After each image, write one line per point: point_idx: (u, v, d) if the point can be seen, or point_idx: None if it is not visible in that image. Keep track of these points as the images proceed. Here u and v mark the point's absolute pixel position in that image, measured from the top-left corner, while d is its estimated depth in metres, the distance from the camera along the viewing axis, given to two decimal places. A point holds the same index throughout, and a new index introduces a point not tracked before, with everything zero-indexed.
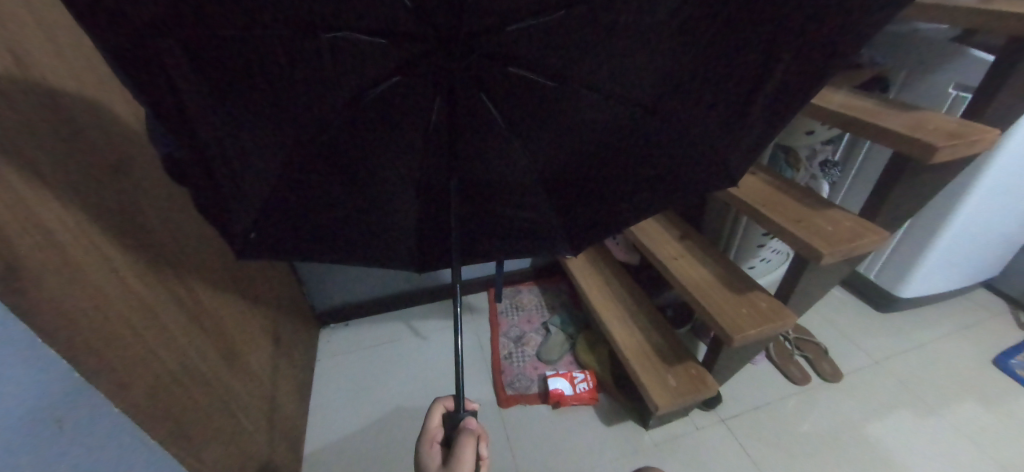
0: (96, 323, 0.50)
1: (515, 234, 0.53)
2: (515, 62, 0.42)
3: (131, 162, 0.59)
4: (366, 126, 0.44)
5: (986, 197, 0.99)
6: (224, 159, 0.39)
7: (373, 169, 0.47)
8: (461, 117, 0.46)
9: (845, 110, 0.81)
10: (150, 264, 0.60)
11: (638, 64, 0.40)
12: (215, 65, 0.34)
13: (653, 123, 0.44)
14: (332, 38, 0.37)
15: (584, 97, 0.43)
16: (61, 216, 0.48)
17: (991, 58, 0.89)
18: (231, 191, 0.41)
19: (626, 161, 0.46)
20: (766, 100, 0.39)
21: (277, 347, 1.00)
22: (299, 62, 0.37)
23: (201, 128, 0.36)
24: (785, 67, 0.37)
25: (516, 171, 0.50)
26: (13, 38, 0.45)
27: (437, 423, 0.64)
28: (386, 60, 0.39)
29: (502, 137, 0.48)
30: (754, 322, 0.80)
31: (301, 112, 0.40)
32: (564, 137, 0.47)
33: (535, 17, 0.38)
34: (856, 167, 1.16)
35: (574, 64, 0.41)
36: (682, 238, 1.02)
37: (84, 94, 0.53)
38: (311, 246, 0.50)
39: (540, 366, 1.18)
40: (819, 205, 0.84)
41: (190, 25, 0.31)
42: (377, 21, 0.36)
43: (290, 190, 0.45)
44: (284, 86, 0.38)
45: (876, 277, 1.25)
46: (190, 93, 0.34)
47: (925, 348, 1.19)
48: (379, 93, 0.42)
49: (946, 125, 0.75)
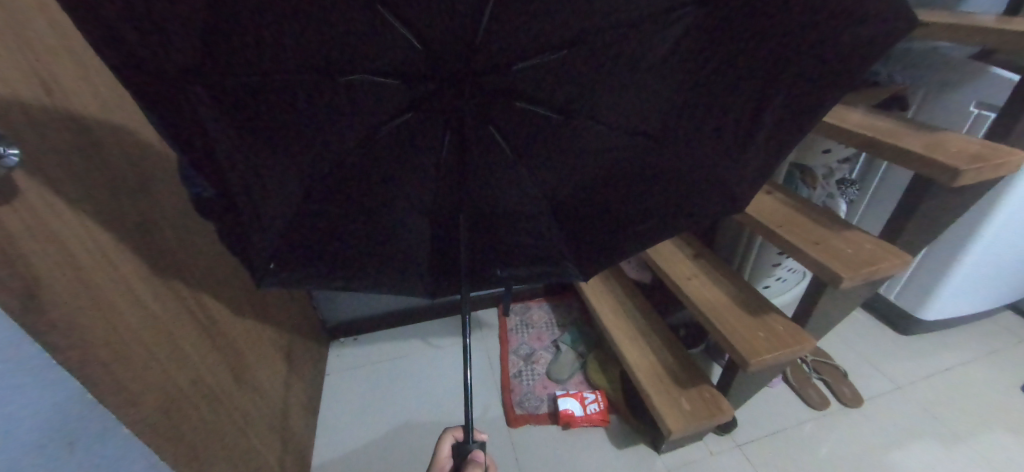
0: (110, 341, 0.50)
1: (525, 264, 0.52)
2: (521, 98, 0.43)
3: (149, 181, 0.60)
4: (382, 159, 0.46)
5: (1011, 218, 0.96)
6: (251, 192, 0.40)
7: (386, 199, 0.48)
8: (471, 148, 0.47)
9: (861, 130, 0.79)
10: (164, 282, 0.61)
11: (642, 98, 0.41)
12: (245, 106, 0.36)
13: (661, 158, 0.44)
14: (349, 79, 0.39)
15: (589, 130, 0.44)
16: (82, 237, 0.48)
17: (1015, 77, 0.86)
18: (252, 225, 0.42)
19: (633, 192, 0.46)
20: (781, 119, 0.39)
21: (288, 361, 1.00)
22: (320, 101, 0.39)
23: (231, 170, 0.38)
24: (799, 90, 0.37)
25: (526, 201, 0.50)
26: (39, 63, 0.46)
27: (447, 453, 0.64)
28: (398, 99, 0.42)
29: (512, 169, 0.48)
30: (771, 346, 0.78)
31: (323, 146, 0.42)
32: (572, 169, 0.48)
33: (534, 57, 0.40)
34: (874, 185, 1.14)
35: (578, 99, 0.43)
36: (696, 257, 1.01)
37: (108, 116, 0.54)
38: (329, 275, 0.49)
39: (549, 385, 1.17)
40: (837, 226, 0.83)
41: (218, 76, 0.33)
42: (391, 60, 0.38)
43: (308, 220, 0.46)
44: (304, 125, 0.40)
45: (897, 298, 1.22)
46: (220, 137, 0.36)
47: (950, 374, 1.15)
48: (394, 127, 0.45)
49: (970, 147, 0.73)
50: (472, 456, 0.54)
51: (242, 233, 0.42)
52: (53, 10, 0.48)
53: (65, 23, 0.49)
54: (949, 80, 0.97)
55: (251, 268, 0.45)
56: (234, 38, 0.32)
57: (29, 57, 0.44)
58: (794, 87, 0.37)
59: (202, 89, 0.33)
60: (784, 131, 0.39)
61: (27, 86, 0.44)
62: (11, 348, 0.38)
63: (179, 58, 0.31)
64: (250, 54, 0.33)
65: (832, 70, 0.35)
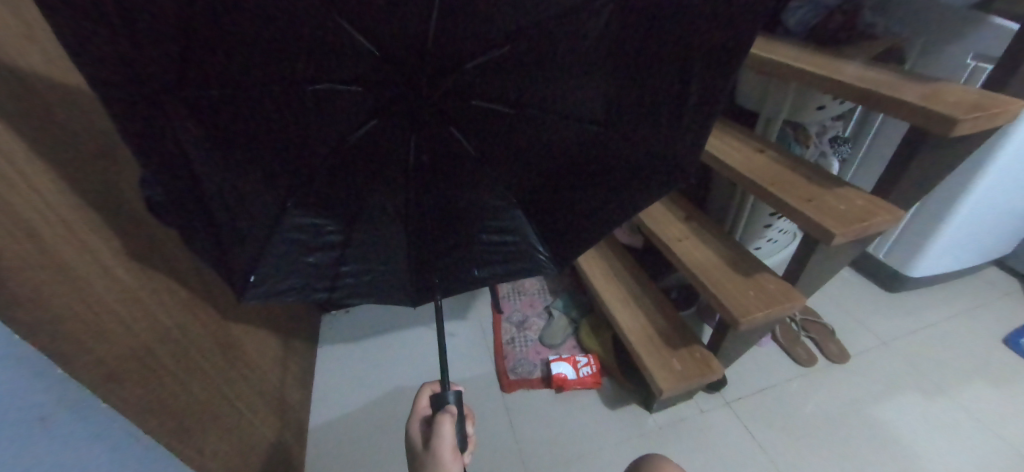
0: (80, 315, 0.48)
1: (498, 261, 0.60)
2: (473, 96, 0.51)
3: (113, 146, 0.56)
4: (354, 164, 0.51)
5: (1001, 174, 0.95)
6: (229, 205, 0.44)
7: (363, 202, 0.54)
8: (435, 150, 0.54)
9: (858, 83, 0.77)
10: (139, 256, 0.58)
11: (579, 89, 0.48)
12: (220, 122, 0.40)
13: (608, 145, 0.51)
14: (315, 87, 0.45)
15: (540, 122, 0.51)
16: (42, 208, 0.45)
17: (1014, 26, 0.84)
18: (230, 242, 0.46)
19: (585, 183, 0.54)
20: (709, 86, 0.41)
21: (277, 334, 0.99)
22: (292, 108, 0.44)
23: (205, 185, 0.41)
24: (726, 40, 0.38)
25: (490, 196, 0.57)
26: None
27: (425, 404, 0.64)
28: (364, 104, 0.49)
29: (474, 168, 0.55)
30: (762, 304, 0.78)
31: (299, 154, 0.47)
32: (529, 163, 0.55)
33: (478, 57, 0.47)
34: (866, 143, 1.12)
35: (523, 98, 0.50)
36: (687, 219, 1.00)
37: (59, 72, 0.49)
38: (311, 286, 0.55)
39: (542, 351, 1.17)
40: (830, 183, 0.81)
41: (184, 89, 0.36)
42: (353, 68, 0.46)
43: (285, 233, 0.51)
44: (274, 134, 0.44)
45: (886, 257, 1.22)
46: (196, 155, 0.39)
47: (935, 329, 1.17)
48: (361, 133, 0.51)
49: (966, 97, 0.71)
50: (448, 405, 0.55)
51: (222, 250, 0.46)
52: None
53: None
54: (947, 30, 0.94)
55: (232, 281, 0.49)
56: (206, 51, 0.36)
57: None
58: (713, 46, 0.39)
59: (177, 97, 0.36)
60: (715, 88, 0.41)
61: None
62: None
63: (154, 72, 0.33)
64: (216, 66, 0.37)
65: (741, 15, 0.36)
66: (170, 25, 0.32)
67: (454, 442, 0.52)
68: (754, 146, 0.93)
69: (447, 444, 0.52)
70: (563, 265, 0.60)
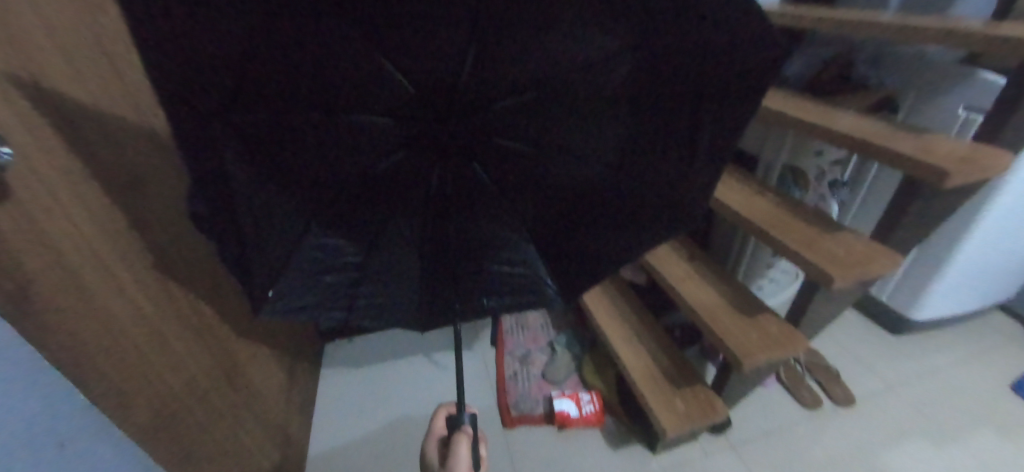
0: (103, 342, 0.50)
1: (509, 292, 0.61)
2: (499, 134, 0.52)
3: (141, 179, 0.58)
4: (378, 191, 0.54)
5: (999, 220, 0.97)
6: (257, 217, 0.47)
7: (382, 227, 0.56)
8: (458, 184, 0.55)
9: (854, 133, 0.80)
10: (158, 284, 0.60)
11: (596, 128, 0.51)
12: (261, 140, 0.44)
13: (620, 183, 0.54)
14: (348, 117, 0.47)
15: (561, 160, 0.53)
16: (76, 238, 0.48)
17: (1002, 81, 0.87)
18: (253, 254, 0.49)
19: (599, 220, 0.57)
20: (713, 139, 0.48)
21: (283, 362, 1.00)
22: (326, 137, 0.47)
23: (238, 194, 0.45)
24: (733, 89, 0.44)
25: (506, 228, 0.59)
26: (32, 53, 0.44)
27: (441, 425, 0.65)
28: (391, 137, 0.50)
29: (494, 201, 0.57)
30: (765, 346, 0.79)
31: (327, 179, 0.50)
32: (545, 197, 0.57)
33: (513, 95, 0.48)
34: (864, 188, 1.15)
35: (547, 136, 0.52)
36: (690, 258, 1.02)
37: (99, 110, 0.52)
38: (325, 305, 0.57)
39: (545, 387, 1.16)
40: (829, 228, 0.83)
41: (237, 109, 0.41)
42: (385, 103, 0.46)
43: (304, 252, 0.53)
44: (308, 158, 0.48)
45: (889, 298, 1.23)
46: (236, 167, 0.44)
47: (941, 374, 1.16)
48: (389, 164, 0.52)
49: (957, 150, 0.74)
50: (463, 425, 0.55)
51: (243, 264, 0.49)
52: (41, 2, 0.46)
53: (57, 18, 0.47)
54: (937, 84, 0.98)
55: (250, 296, 0.50)
56: (260, 78, 0.40)
57: (22, 55, 0.43)
58: (722, 93, 0.44)
59: (228, 115, 0.40)
60: (728, 128, 0.47)
61: (20, 78, 0.42)
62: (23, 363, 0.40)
63: (211, 90, 0.37)
64: (266, 93, 0.41)
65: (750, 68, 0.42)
66: (229, 55, 0.36)
67: (470, 462, 0.53)
68: (755, 190, 0.96)
69: (463, 464, 0.53)
70: (571, 299, 0.62)
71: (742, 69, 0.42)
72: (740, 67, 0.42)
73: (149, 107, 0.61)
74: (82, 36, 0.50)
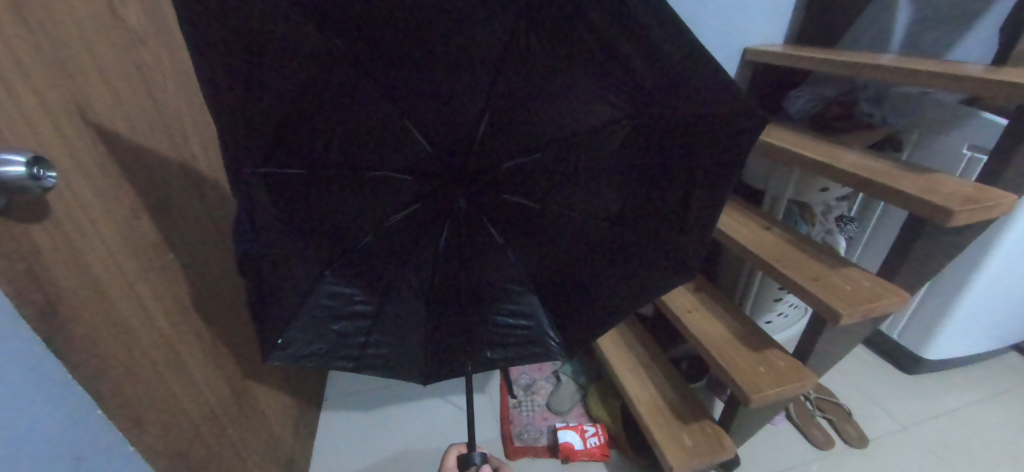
0: (122, 360, 0.51)
1: (510, 343, 0.67)
2: (507, 191, 0.60)
3: (167, 200, 0.61)
4: (394, 242, 0.62)
5: (1009, 261, 0.97)
6: (284, 267, 0.55)
7: (395, 276, 0.64)
8: (466, 239, 0.63)
9: (858, 171, 0.82)
10: (178, 302, 0.61)
11: (590, 190, 0.58)
12: (294, 194, 0.53)
13: (615, 240, 0.60)
14: (374, 174, 0.57)
15: (559, 215, 0.61)
16: (106, 256, 0.50)
17: (1003, 123, 0.90)
18: (273, 300, 0.56)
19: (595, 274, 0.63)
20: (705, 195, 0.53)
21: (291, 384, 1.00)
22: (353, 192, 0.57)
23: (270, 246, 0.52)
24: (718, 154, 0.50)
25: (508, 278, 0.66)
26: (77, 84, 0.47)
27: (451, 466, 0.66)
28: (411, 192, 0.60)
29: (498, 253, 0.64)
30: (774, 381, 0.77)
31: (350, 231, 0.59)
32: (546, 251, 0.64)
33: (515, 158, 0.57)
34: (872, 224, 1.16)
35: (545, 193, 0.59)
36: (697, 290, 1.02)
37: (134, 137, 0.56)
38: (332, 353, 0.63)
39: (549, 417, 1.15)
40: (836, 263, 0.84)
41: (275, 162, 0.50)
42: (408, 162, 0.57)
43: (319, 299, 0.61)
44: (335, 212, 0.57)
45: (900, 336, 1.21)
46: (271, 218, 0.52)
47: (957, 415, 1.13)
48: (407, 213, 0.61)
49: (962, 189, 0.75)
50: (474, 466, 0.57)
51: (266, 315, 0.56)
52: (89, 38, 0.49)
53: (101, 50, 0.51)
54: (940, 124, 1.00)
55: (262, 345, 0.58)
56: (299, 139, 0.50)
57: (69, 85, 0.46)
58: (707, 162, 0.51)
59: (269, 164, 0.50)
60: (714, 189, 0.52)
61: (66, 108, 0.46)
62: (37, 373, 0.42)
63: (256, 142, 0.46)
64: (308, 151, 0.51)
65: (729, 129, 0.48)
66: (279, 112, 0.46)
67: None
68: (761, 224, 0.97)
69: None
70: (570, 351, 0.68)
71: (724, 139, 0.49)
72: (723, 138, 0.49)
73: (177, 134, 0.65)
74: (121, 68, 0.54)
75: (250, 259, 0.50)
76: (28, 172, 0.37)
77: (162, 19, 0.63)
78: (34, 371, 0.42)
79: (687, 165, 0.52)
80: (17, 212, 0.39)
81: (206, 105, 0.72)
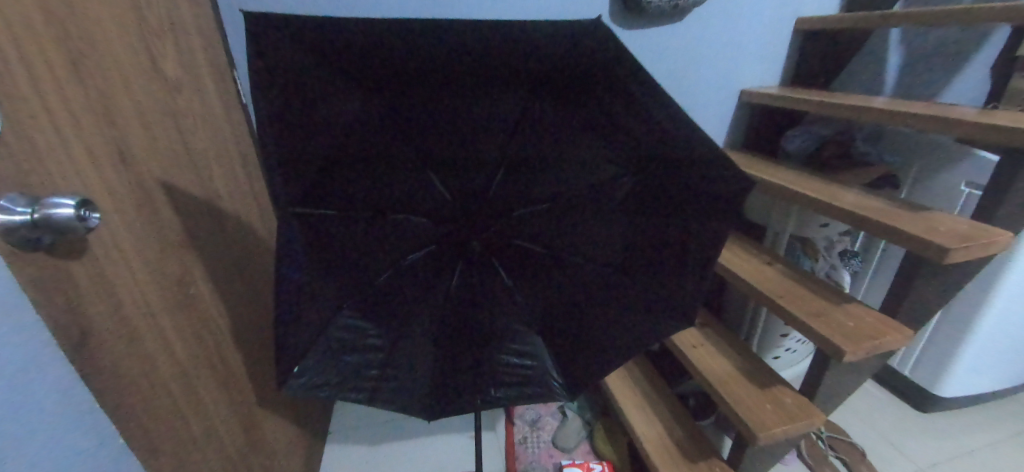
0: (144, 389, 0.53)
1: (516, 382, 0.68)
2: (516, 237, 0.67)
3: (191, 236, 0.64)
4: (411, 282, 0.67)
5: (1013, 297, 0.97)
6: (307, 295, 0.59)
7: (408, 315, 0.67)
8: (478, 278, 0.68)
9: (858, 210, 0.83)
10: (197, 333, 0.64)
11: (591, 234, 0.65)
12: (323, 232, 0.59)
13: (617, 283, 0.65)
14: (399, 218, 0.64)
15: (564, 258, 0.67)
16: (136, 291, 0.53)
17: (997, 159, 0.94)
18: (290, 326, 0.59)
19: (600, 315, 0.65)
20: (698, 239, 0.58)
21: (298, 417, 0.99)
22: (377, 231, 0.63)
23: (296, 272, 0.57)
24: (707, 202, 0.56)
25: (518, 317, 0.68)
26: (119, 135, 0.52)
27: None
28: (431, 235, 0.67)
29: (508, 293, 0.68)
30: (781, 419, 0.77)
31: (370, 269, 0.64)
32: (554, 292, 0.67)
33: (524, 207, 0.65)
34: (875, 259, 1.17)
35: (551, 238, 0.66)
36: (702, 326, 1.03)
37: (167, 178, 0.60)
38: (342, 385, 0.64)
39: (555, 454, 1.14)
40: (840, 299, 0.85)
41: (312, 203, 0.57)
42: (428, 209, 0.64)
43: (333, 330, 0.64)
44: (359, 251, 0.63)
45: (912, 373, 1.19)
46: (302, 251, 0.57)
47: (975, 456, 1.09)
48: (425, 255, 0.67)
49: (957, 226, 0.77)
50: None
51: (286, 340, 0.60)
52: (133, 91, 0.54)
53: (143, 100, 0.56)
54: (937, 161, 1.04)
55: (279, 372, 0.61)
56: (331, 182, 0.56)
57: (112, 133, 0.51)
58: (700, 209, 0.57)
59: (306, 203, 0.56)
60: (704, 234, 0.57)
61: (110, 156, 0.50)
62: (67, 399, 0.46)
63: (292, 180, 0.53)
64: (339, 194, 0.58)
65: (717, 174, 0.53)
66: (318, 157, 0.53)
67: None
68: (762, 259, 0.99)
69: None
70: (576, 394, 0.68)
71: (715, 186, 0.54)
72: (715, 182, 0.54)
73: (205, 175, 0.69)
74: (159, 116, 0.59)
75: (286, 281, 0.56)
76: (76, 213, 0.40)
77: (197, 73, 0.69)
78: (64, 396, 0.45)
79: (680, 212, 0.58)
80: (60, 249, 0.42)
81: (229, 148, 0.76)
